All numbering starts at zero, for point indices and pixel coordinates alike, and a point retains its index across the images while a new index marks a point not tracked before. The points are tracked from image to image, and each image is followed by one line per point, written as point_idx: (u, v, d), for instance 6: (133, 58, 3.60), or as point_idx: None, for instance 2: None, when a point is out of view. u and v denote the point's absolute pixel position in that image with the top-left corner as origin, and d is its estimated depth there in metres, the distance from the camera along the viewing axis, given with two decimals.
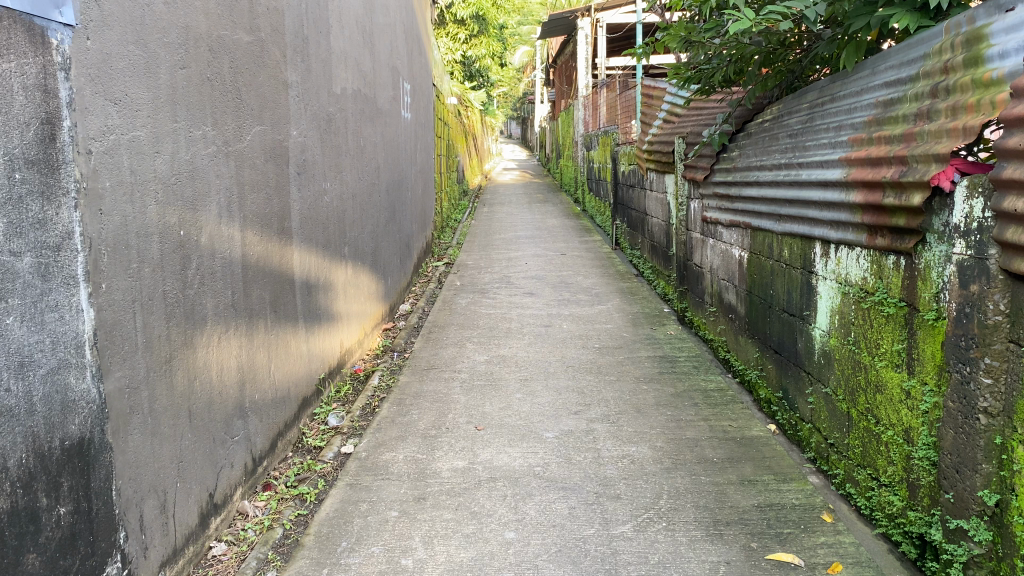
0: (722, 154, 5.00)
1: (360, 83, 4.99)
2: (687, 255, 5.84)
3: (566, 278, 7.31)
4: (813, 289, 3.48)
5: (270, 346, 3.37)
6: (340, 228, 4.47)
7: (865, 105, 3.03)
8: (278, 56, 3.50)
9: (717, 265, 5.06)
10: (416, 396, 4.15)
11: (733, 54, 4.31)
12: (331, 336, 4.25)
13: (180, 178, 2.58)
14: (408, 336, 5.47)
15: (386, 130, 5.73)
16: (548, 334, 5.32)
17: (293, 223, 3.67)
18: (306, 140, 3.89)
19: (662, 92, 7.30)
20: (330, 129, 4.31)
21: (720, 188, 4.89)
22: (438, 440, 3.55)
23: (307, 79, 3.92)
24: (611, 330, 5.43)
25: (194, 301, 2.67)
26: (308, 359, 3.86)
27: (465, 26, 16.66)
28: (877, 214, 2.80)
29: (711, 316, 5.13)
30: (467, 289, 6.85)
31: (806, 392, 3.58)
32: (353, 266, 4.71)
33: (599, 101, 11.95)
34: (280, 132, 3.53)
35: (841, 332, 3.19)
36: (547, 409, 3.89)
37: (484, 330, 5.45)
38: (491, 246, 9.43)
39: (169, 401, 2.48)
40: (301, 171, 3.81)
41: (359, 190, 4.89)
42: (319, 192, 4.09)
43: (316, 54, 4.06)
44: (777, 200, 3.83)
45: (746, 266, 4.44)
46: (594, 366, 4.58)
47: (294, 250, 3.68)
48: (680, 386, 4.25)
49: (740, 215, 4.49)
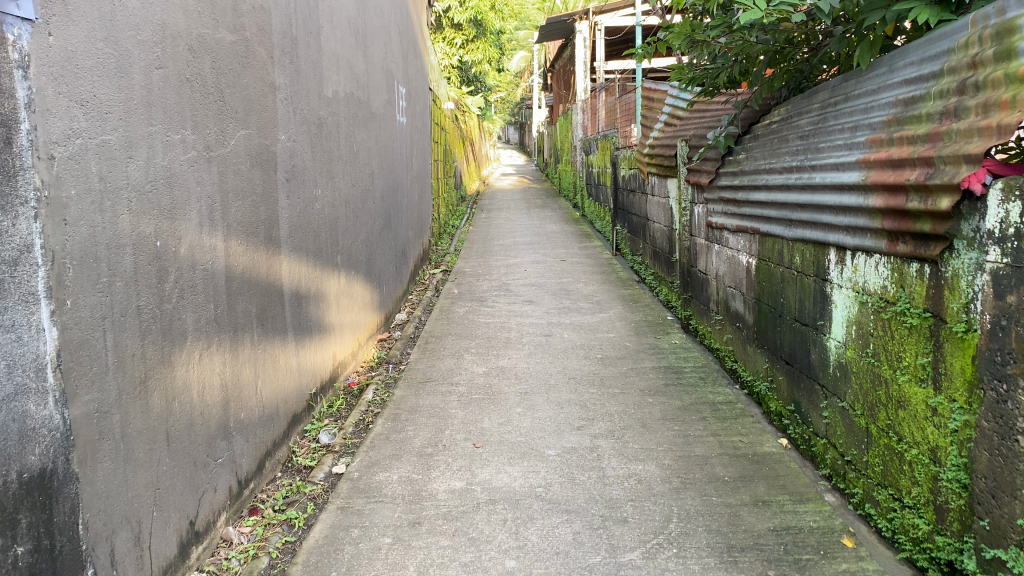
0: (727, 157, 4.83)
1: (353, 86, 4.83)
2: (691, 261, 5.68)
3: (566, 285, 7.14)
4: (828, 299, 3.32)
5: (257, 361, 3.20)
6: (332, 236, 4.30)
7: (884, 102, 2.87)
8: (264, 57, 3.34)
9: (722, 272, 4.90)
10: (412, 411, 3.98)
11: (739, 53, 4.16)
12: (323, 349, 4.08)
13: (156, 185, 2.42)
14: (404, 347, 5.29)
15: (380, 134, 5.57)
16: (549, 344, 5.15)
17: (282, 231, 3.50)
18: (295, 145, 3.72)
19: (663, 94, 7.15)
20: (321, 134, 4.14)
21: (725, 192, 4.73)
22: (434, 459, 3.38)
23: (296, 82, 3.76)
24: (613, 340, 5.26)
25: (172, 317, 2.50)
26: (299, 375, 3.69)
27: (462, 31, 16.53)
28: (900, 219, 2.64)
29: (718, 324, 4.98)
30: (465, 297, 6.68)
31: (820, 406, 3.42)
32: (345, 275, 4.54)
33: (598, 104, 11.80)
34: (267, 137, 3.36)
35: (859, 344, 3.03)
36: (549, 425, 3.72)
37: (483, 340, 5.28)
38: (489, 252, 9.26)
39: (144, 425, 2.31)
40: (290, 177, 3.64)
41: (352, 198, 4.72)
42: (310, 200, 3.92)
43: (305, 56, 3.89)
44: (788, 205, 3.66)
45: (754, 273, 4.28)
46: (596, 378, 4.41)
47: (282, 260, 3.51)
48: (687, 399, 4.08)
49: (748, 220, 4.33)
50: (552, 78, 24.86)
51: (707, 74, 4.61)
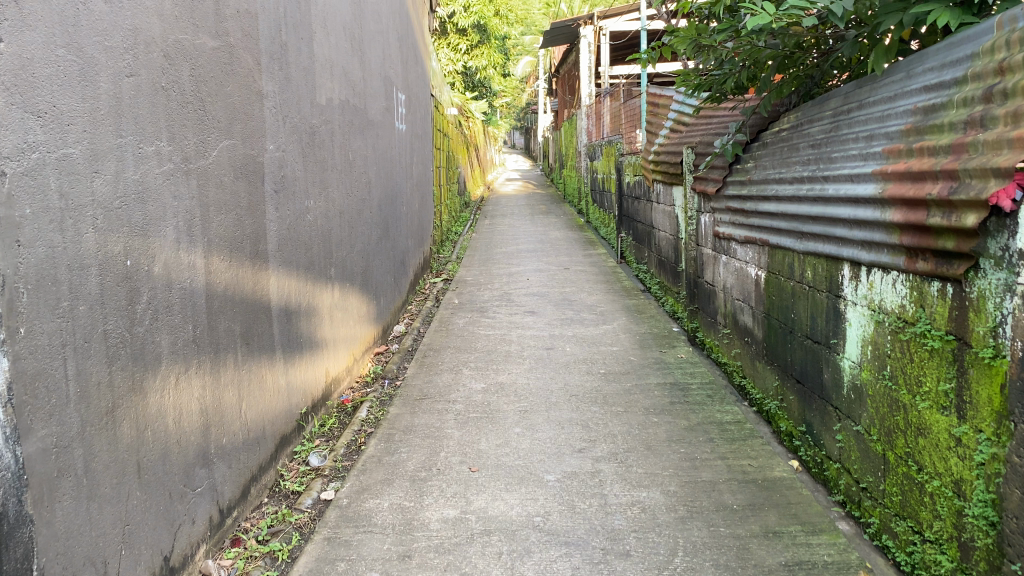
0: (735, 165, 4.66)
1: (349, 92, 4.69)
2: (698, 272, 5.52)
3: (569, 295, 6.98)
4: (842, 316, 3.15)
5: (241, 383, 3.05)
6: (325, 248, 4.14)
7: (901, 111, 2.71)
8: (250, 63, 3.19)
9: (730, 284, 4.74)
10: (407, 431, 3.82)
11: (747, 58, 4.00)
12: (316, 366, 3.93)
13: (127, 201, 2.27)
14: (401, 361, 5.14)
15: (377, 142, 5.42)
16: (551, 358, 4.99)
17: (269, 246, 3.35)
18: (285, 154, 3.57)
19: (669, 100, 6.99)
20: (313, 143, 3.99)
21: (733, 202, 4.57)
22: (427, 484, 3.22)
23: (285, 90, 3.61)
24: (617, 353, 5.10)
25: (145, 340, 2.35)
26: (288, 395, 3.54)
27: (466, 37, 16.41)
28: (920, 235, 2.48)
29: (726, 338, 4.81)
30: (466, 308, 6.52)
31: (834, 429, 3.25)
32: (339, 288, 4.39)
33: (603, 110, 11.64)
34: (253, 147, 3.21)
35: (875, 366, 2.87)
36: (548, 447, 3.56)
37: (482, 354, 5.12)
38: (491, 260, 9.10)
39: (112, 457, 2.16)
40: (279, 189, 3.49)
41: (347, 208, 4.57)
42: (301, 212, 3.77)
43: (296, 62, 3.74)
44: (798, 217, 3.50)
45: (764, 287, 4.12)
46: (599, 396, 4.24)
47: (270, 275, 3.36)
48: (694, 418, 3.91)
49: (756, 232, 4.16)
50: (558, 82, 24.70)
51: (714, 79, 4.47)
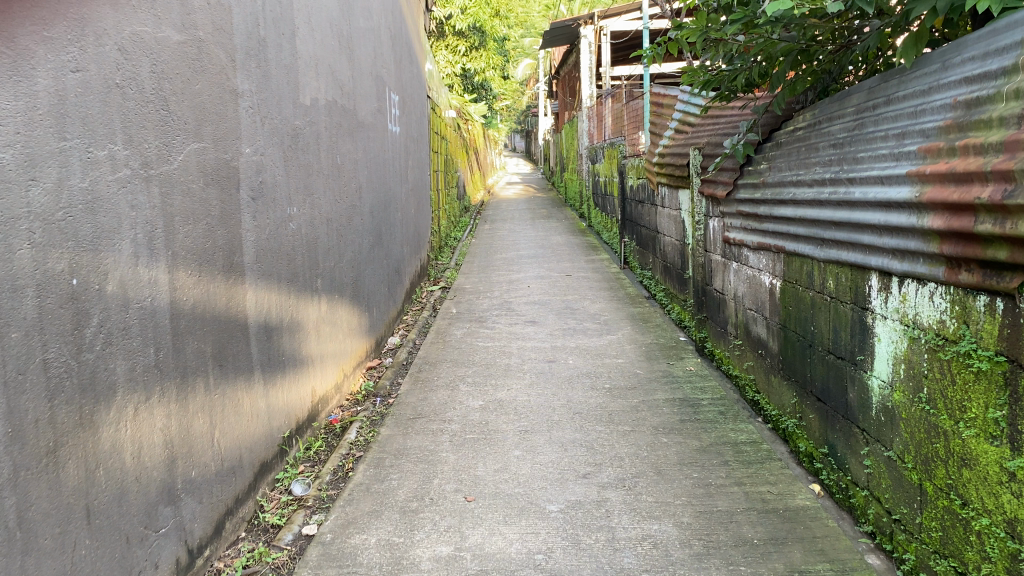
0: (746, 167, 4.38)
1: (336, 93, 4.43)
2: (706, 279, 5.25)
3: (571, 303, 6.71)
4: (869, 330, 2.89)
5: (213, 409, 2.79)
6: (310, 258, 3.88)
7: (937, 105, 2.45)
8: (222, 60, 2.93)
9: (742, 292, 4.47)
10: (398, 455, 3.55)
11: (760, 51, 3.74)
12: (300, 384, 3.67)
13: (72, 212, 2.02)
14: (395, 375, 4.88)
15: (369, 145, 5.16)
16: (552, 372, 4.72)
17: (246, 258, 3.09)
18: (263, 159, 3.31)
19: (674, 99, 6.74)
20: (296, 146, 3.73)
21: (744, 206, 4.30)
22: (419, 517, 2.96)
23: (264, 89, 3.35)
24: (622, 366, 4.82)
25: (95, 368, 2.09)
26: (268, 418, 3.28)
27: (464, 38, 16.17)
28: (964, 243, 2.21)
29: (738, 350, 4.55)
30: (464, 317, 6.25)
31: (861, 453, 2.99)
32: (327, 300, 4.13)
33: (605, 112, 11.37)
34: (227, 151, 2.96)
35: (909, 387, 2.61)
36: (550, 472, 3.30)
37: (481, 368, 4.86)
38: (491, 267, 8.83)
39: (53, 505, 1.90)
40: (257, 196, 3.24)
41: (334, 216, 4.31)
42: (282, 220, 3.51)
43: (276, 60, 3.49)
44: (819, 222, 3.24)
45: (779, 296, 3.85)
46: (604, 414, 3.98)
47: (247, 290, 3.10)
48: (706, 439, 3.65)
49: (770, 237, 3.90)
50: (558, 84, 24.41)
51: (724, 76, 4.22)
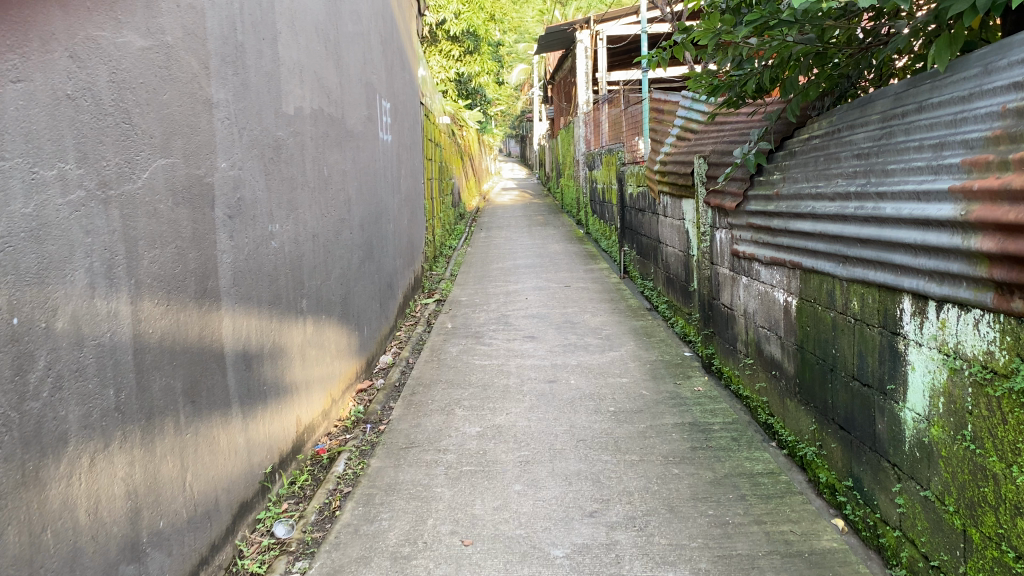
0: (757, 177, 4.14)
1: (322, 101, 4.19)
2: (712, 293, 5.02)
3: (571, 317, 6.47)
4: (900, 357, 2.66)
5: (185, 450, 2.54)
6: (295, 278, 3.64)
7: (981, 114, 2.22)
8: (194, 67, 2.68)
9: (752, 309, 4.24)
10: (389, 491, 3.31)
11: (775, 54, 3.51)
12: (284, 414, 3.42)
13: (13, 242, 1.77)
14: (387, 398, 4.63)
15: (358, 155, 4.92)
16: (553, 394, 4.48)
17: (221, 282, 2.84)
18: (242, 174, 3.06)
19: (675, 105, 6.52)
20: (278, 159, 3.49)
21: (754, 218, 4.07)
22: (411, 564, 2.71)
23: (242, 98, 3.10)
24: (626, 386, 4.58)
25: (40, 419, 1.85)
26: (248, 455, 3.03)
27: (458, 43, 15.94)
28: (1019, 269, 1.98)
29: (748, 369, 4.31)
30: (460, 333, 6.01)
31: (892, 490, 2.75)
32: (313, 321, 3.89)
33: (602, 118, 11.14)
34: (200, 166, 2.71)
35: (950, 423, 2.37)
36: (554, 510, 3.06)
37: (477, 389, 4.61)
38: (487, 277, 8.59)
39: None
40: (235, 214, 2.99)
41: (321, 231, 4.07)
42: (263, 238, 3.27)
43: (256, 66, 3.24)
44: (841, 238, 3.01)
45: (795, 315, 3.62)
46: (609, 441, 3.73)
47: (223, 317, 2.85)
48: (720, 469, 3.41)
49: (785, 253, 3.67)
50: (553, 90, 24.20)
51: (734, 81, 3.99)
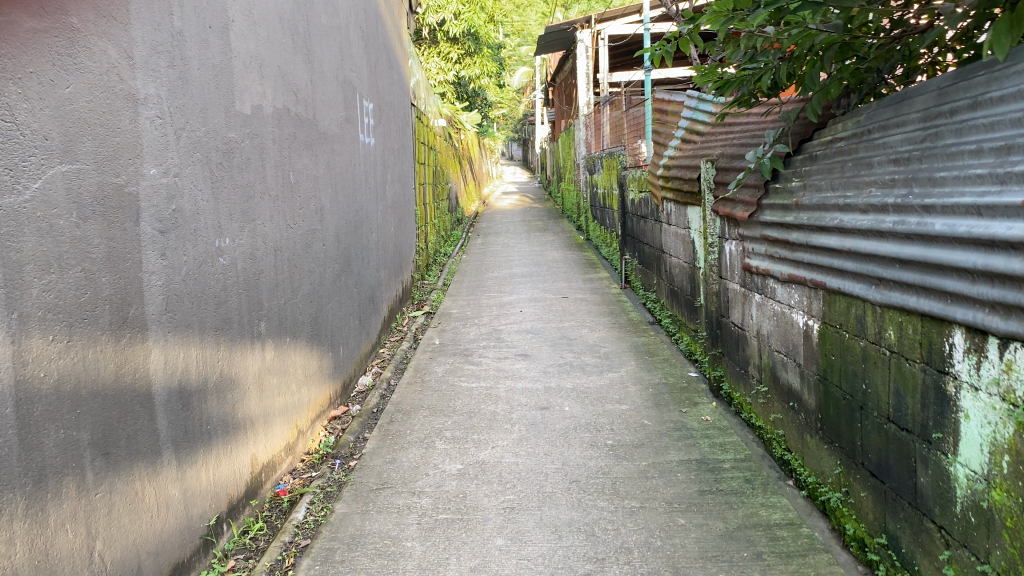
0: (771, 183, 3.70)
1: (288, 99, 3.76)
2: (721, 310, 4.59)
3: (567, 332, 6.04)
4: (950, 401, 2.23)
5: (95, 512, 2.11)
6: (250, 299, 3.22)
7: None
8: (113, 56, 2.26)
9: (767, 330, 3.81)
10: (352, 546, 2.88)
11: (796, 44, 3.08)
12: (233, 455, 3.00)
13: None
14: (362, 426, 4.21)
15: (333, 158, 4.50)
16: (545, 423, 4.05)
17: (147, 310, 2.42)
18: (179, 182, 2.64)
19: (680, 106, 6.10)
20: (229, 164, 3.07)
21: (769, 230, 3.64)
22: None
23: (181, 94, 2.68)
24: (626, 415, 4.15)
25: None
26: (184, 508, 2.60)
27: (457, 44, 15.54)
28: None
29: (763, 398, 3.88)
30: (447, 350, 5.58)
31: (938, 557, 2.31)
32: (274, 345, 3.46)
33: (603, 120, 10.74)
34: (118, 173, 2.29)
35: (1018, 487, 1.94)
36: (541, 572, 2.63)
37: (462, 417, 4.18)
38: (480, 287, 8.16)
39: None
40: (169, 228, 2.57)
41: (285, 244, 3.65)
42: (207, 255, 2.84)
43: (200, 58, 2.82)
44: (876, 257, 2.59)
45: (817, 341, 3.19)
46: (606, 483, 3.30)
47: (150, 351, 2.43)
48: (732, 520, 2.98)
49: (804, 270, 3.24)
50: (554, 91, 23.78)
51: (746, 77, 3.57)
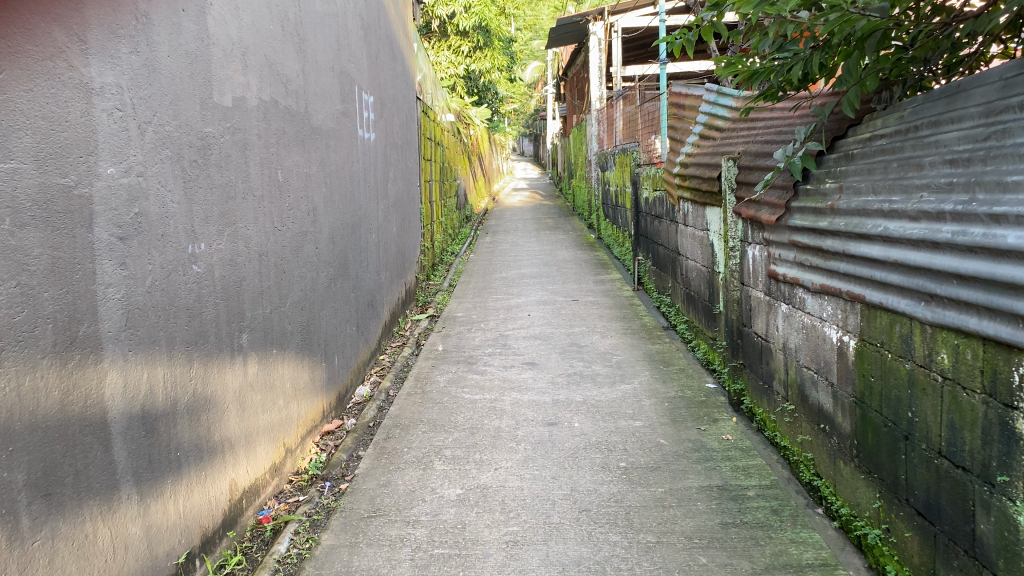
0: (800, 185, 3.40)
1: (277, 92, 3.48)
2: (742, 319, 4.29)
3: (578, 338, 5.74)
4: (1019, 440, 1.93)
5: (30, 563, 1.83)
6: (231, 309, 2.94)
7: None
8: (59, 40, 1.98)
9: (795, 344, 3.50)
10: None
11: (833, 32, 2.78)
12: (207, 482, 2.72)
13: None
14: (356, 443, 3.93)
15: (328, 155, 4.22)
16: (553, 441, 3.75)
17: (101, 328, 2.14)
18: (143, 182, 2.36)
19: (697, 101, 5.80)
20: (205, 162, 2.79)
21: (798, 235, 3.34)
22: None
23: (148, 83, 2.40)
24: (640, 433, 3.85)
25: None
26: (146, 549, 2.32)
27: (467, 38, 15.23)
28: None
29: (790, 417, 3.58)
30: (450, 358, 5.28)
31: None
32: (258, 358, 3.18)
33: (615, 115, 10.43)
34: (66, 173, 2.01)
35: None
36: None
37: (464, 433, 3.89)
38: (487, 289, 7.87)
39: None
40: (130, 233, 2.29)
41: (272, 249, 3.37)
42: (178, 262, 2.56)
43: (170, 44, 2.54)
44: (928, 270, 2.28)
45: (853, 360, 2.88)
46: (619, 513, 3.01)
47: (105, 373, 2.15)
48: (759, 559, 2.68)
49: (839, 281, 2.94)
50: (565, 86, 23.47)
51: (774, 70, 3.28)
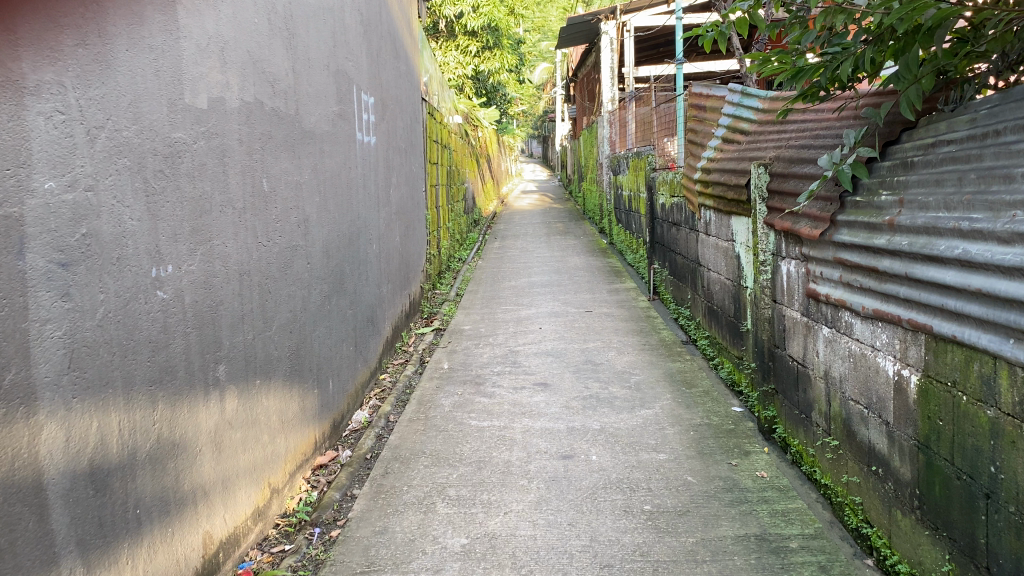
0: (848, 195, 3.04)
1: (262, 91, 3.12)
2: (775, 340, 3.91)
3: (592, 355, 5.38)
4: None
5: None
6: (204, 338, 2.59)
7: None
8: None
9: (839, 373, 3.13)
10: None
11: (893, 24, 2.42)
12: (174, 540, 2.37)
13: None
14: (351, 479, 3.57)
15: (323, 161, 3.87)
16: (569, 479, 3.39)
17: (34, 373, 1.79)
18: (91, 197, 2.01)
19: (719, 101, 5.43)
20: (173, 171, 2.43)
21: (846, 252, 2.96)
22: None
23: (99, 80, 2.05)
24: (665, 468, 3.48)
25: None
26: None
27: (476, 38, 14.88)
28: None
29: (833, 453, 3.20)
30: (456, 378, 4.93)
31: None
32: (238, 390, 2.83)
33: (629, 117, 10.05)
34: None
35: None
36: None
37: (469, 468, 3.53)
38: (496, 299, 7.51)
39: None
40: (75, 258, 1.94)
41: (256, 267, 3.02)
42: (138, 287, 2.21)
43: (130, 36, 2.19)
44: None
45: (916, 398, 2.51)
46: (645, 570, 2.65)
47: (39, 428, 1.80)
48: None
49: (900, 306, 2.57)
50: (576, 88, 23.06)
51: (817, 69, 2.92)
